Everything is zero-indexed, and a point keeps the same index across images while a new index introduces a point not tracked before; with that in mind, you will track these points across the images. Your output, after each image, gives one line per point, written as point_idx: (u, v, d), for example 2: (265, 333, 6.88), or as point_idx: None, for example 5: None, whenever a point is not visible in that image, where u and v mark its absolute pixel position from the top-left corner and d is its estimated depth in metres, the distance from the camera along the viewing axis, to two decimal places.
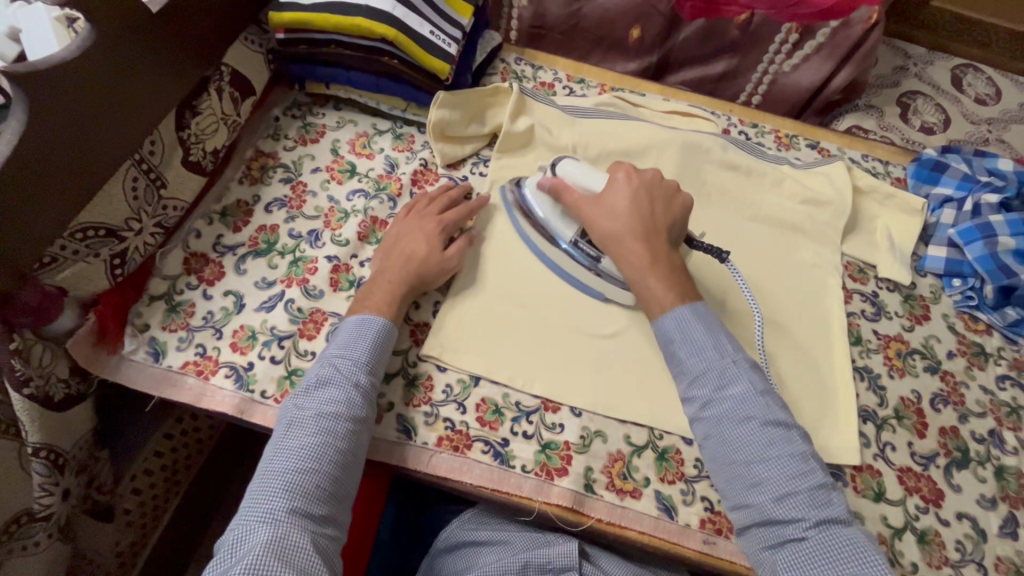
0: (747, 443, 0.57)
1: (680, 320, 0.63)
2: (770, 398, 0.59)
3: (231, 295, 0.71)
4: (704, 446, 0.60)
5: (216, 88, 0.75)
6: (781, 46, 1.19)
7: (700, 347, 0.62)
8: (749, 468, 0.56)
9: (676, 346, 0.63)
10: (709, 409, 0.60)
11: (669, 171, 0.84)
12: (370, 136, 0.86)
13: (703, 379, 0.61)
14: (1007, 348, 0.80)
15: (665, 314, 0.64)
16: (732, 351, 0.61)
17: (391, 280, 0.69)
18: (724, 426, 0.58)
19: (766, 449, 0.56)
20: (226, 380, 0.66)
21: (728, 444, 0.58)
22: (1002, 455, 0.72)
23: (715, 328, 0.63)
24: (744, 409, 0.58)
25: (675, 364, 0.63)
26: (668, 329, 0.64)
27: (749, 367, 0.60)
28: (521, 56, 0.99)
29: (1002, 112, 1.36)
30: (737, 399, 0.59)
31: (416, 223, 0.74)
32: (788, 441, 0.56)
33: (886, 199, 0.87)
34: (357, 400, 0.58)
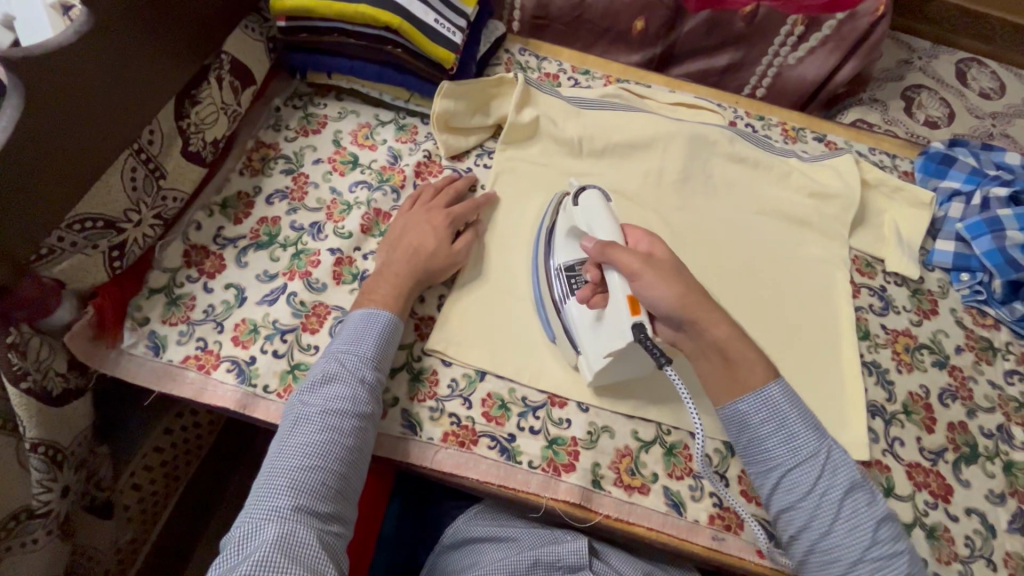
0: (852, 543, 0.55)
1: (765, 400, 0.58)
2: (868, 489, 0.57)
3: (232, 288, 0.70)
4: (795, 538, 0.57)
5: (216, 77, 0.74)
6: (787, 38, 1.18)
7: (784, 425, 0.58)
8: (851, 570, 0.54)
9: (766, 431, 0.58)
10: (805, 502, 0.56)
11: (676, 164, 0.83)
12: (373, 127, 0.85)
13: (800, 472, 0.57)
14: (1014, 343, 0.79)
15: (749, 392, 0.59)
16: (822, 437, 0.58)
17: (397, 273, 0.67)
18: (821, 519, 0.56)
19: (871, 550, 0.54)
20: (228, 375, 0.65)
21: (830, 541, 0.55)
22: (1010, 450, 0.72)
23: (800, 404, 0.58)
24: (848, 504, 0.55)
25: (768, 455, 0.58)
26: (748, 412, 0.59)
27: (842, 453, 0.58)
28: (525, 47, 0.98)
29: (1006, 106, 1.35)
30: (839, 495, 0.56)
31: (423, 215, 0.72)
32: (890, 537, 0.55)
33: (894, 193, 0.87)
34: (364, 396, 0.57)
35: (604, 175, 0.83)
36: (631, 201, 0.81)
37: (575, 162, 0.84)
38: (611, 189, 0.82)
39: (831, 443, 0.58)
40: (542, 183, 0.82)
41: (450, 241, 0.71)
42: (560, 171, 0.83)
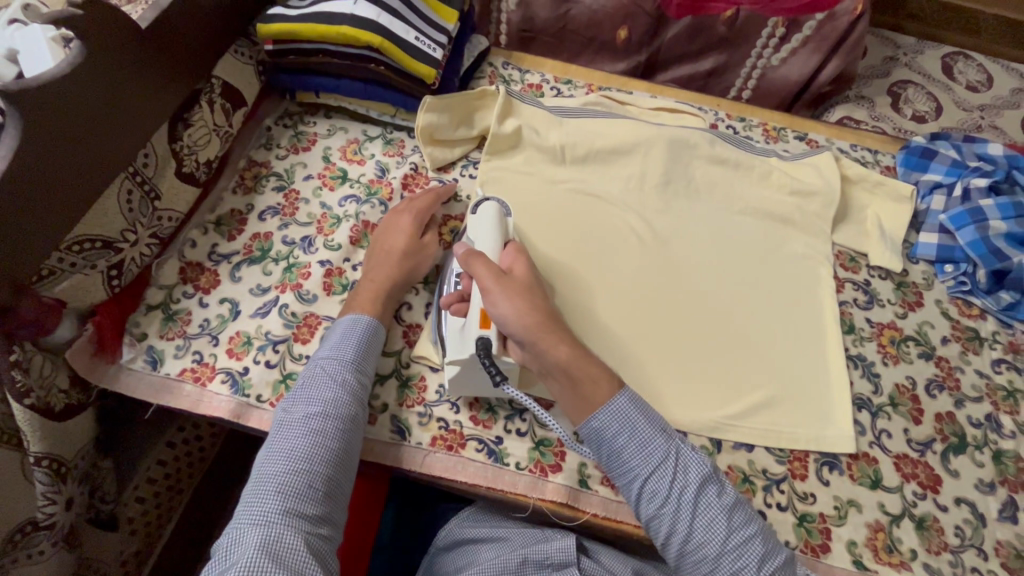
0: (709, 535, 0.55)
1: (617, 412, 0.59)
2: (720, 481, 0.58)
3: (226, 302, 0.72)
4: (664, 544, 0.57)
5: (208, 101, 0.77)
6: (769, 40, 1.20)
7: (643, 439, 0.58)
8: (716, 563, 0.55)
9: (622, 441, 0.58)
10: (663, 508, 0.56)
11: (657, 167, 0.85)
12: (361, 142, 0.87)
13: (654, 476, 0.57)
14: (1001, 332, 0.80)
15: (599, 407, 0.59)
16: (670, 437, 0.59)
17: (375, 278, 0.70)
18: (680, 524, 0.56)
19: (729, 540, 0.55)
20: (223, 386, 0.67)
21: (693, 539, 0.56)
22: (1000, 439, 0.72)
23: (649, 411, 0.60)
24: (702, 501, 0.56)
25: (627, 467, 0.58)
26: (602, 426, 0.59)
27: (692, 452, 0.58)
28: (508, 60, 1.01)
29: (994, 98, 1.36)
30: (691, 494, 0.56)
31: (393, 219, 0.75)
32: (743, 520, 0.56)
33: (876, 188, 0.87)
34: (345, 399, 0.59)
35: (586, 181, 0.85)
36: (614, 204, 0.83)
37: (558, 169, 0.86)
38: (594, 194, 0.84)
39: (680, 443, 0.59)
40: (526, 191, 0.83)
41: (415, 243, 0.73)
42: (543, 178, 0.85)
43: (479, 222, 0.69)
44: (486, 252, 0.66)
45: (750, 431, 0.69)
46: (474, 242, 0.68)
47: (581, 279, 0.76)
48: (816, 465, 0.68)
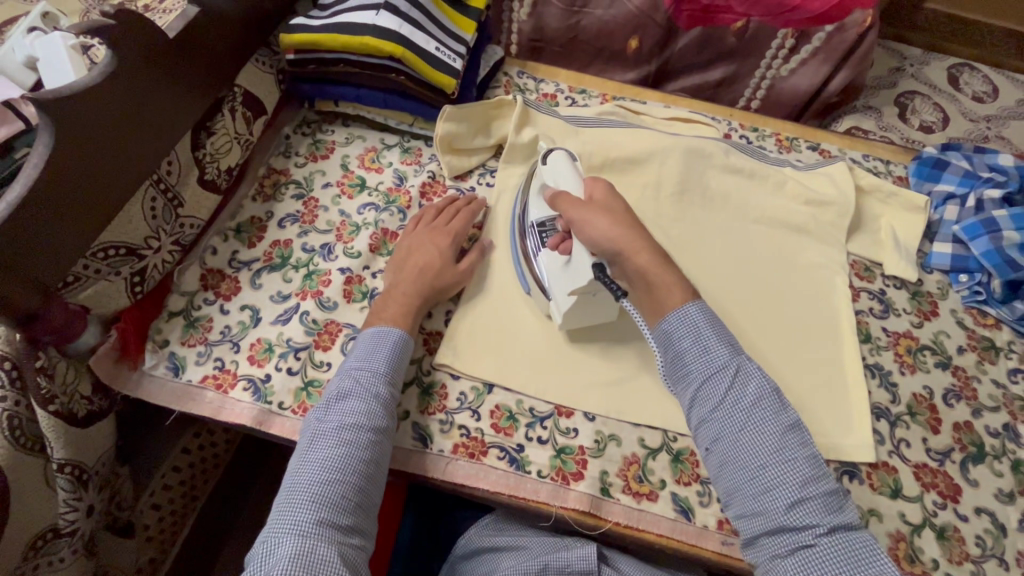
0: (756, 444, 0.55)
1: (687, 319, 0.59)
2: (783, 400, 0.57)
3: (247, 309, 0.73)
4: (709, 450, 0.58)
5: (230, 109, 0.78)
6: (778, 51, 1.22)
7: (709, 347, 0.58)
8: (759, 472, 0.54)
9: (685, 345, 0.59)
10: (715, 410, 0.57)
11: (673, 176, 0.86)
12: (379, 151, 0.88)
13: (713, 378, 0.58)
14: (1017, 342, 0.80)
15: (669, 313, 0.60)
16: (738, 348, 0.59)
17: (406, 293, 0.70)
18: (729, 428, 0.56)
19: (779, 453, 0.54)
20: (245, 393, 0.67)
21: (740, 446, 0.55)
22: (1018, 449, 0.72)
23: (719, 324, 0.60)
24: (756, 412, 0.56)
25: (687, 368, 0.59)
26: (671, 330, 0.60)
27: (758, 367, 0.58)
28: (523, 70, 1.02)
29: (999, 109, 1.37)
30: (748, 401, 0.56)
31: (428, 237, 0.75)
32: (799, 442, 0.55)
33: (890, 198, 0.88)
34: (377, 410, 0.59)
35: None
36: (630, 213, 0.84)
37: None
38: None
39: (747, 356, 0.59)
40: None
41: (448, 259, 0.73)
42: None
43: (551, 163, 0.73)
44: (571, 188, 0.69)
45: None
46: (557, 186, 0.71)
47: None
48: (836, 474, 0.68)
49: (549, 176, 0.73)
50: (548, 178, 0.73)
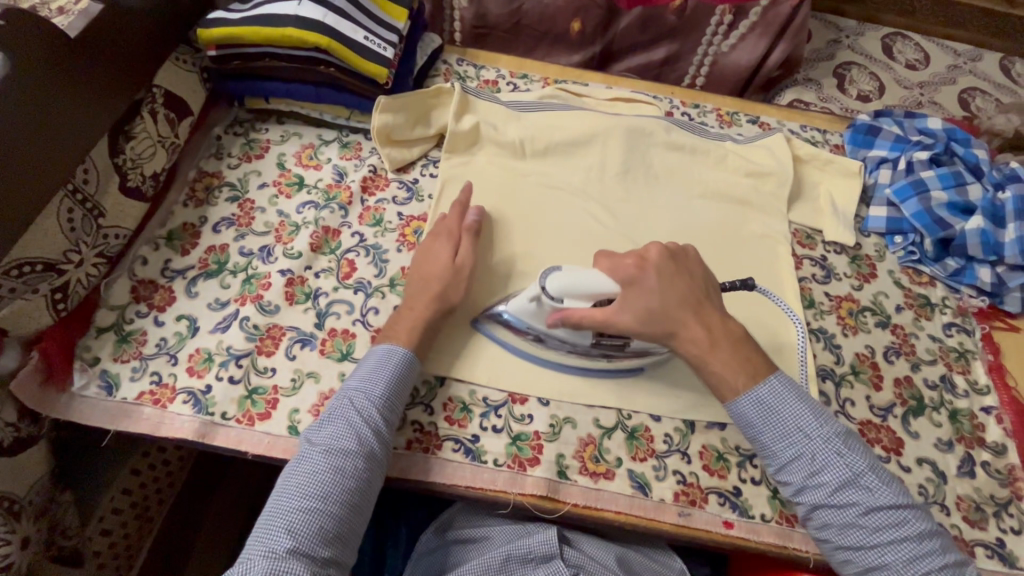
0: (853, 528, 0.57)
1: (760, 405, 0.61)
2: (868, 477, 0.58)
3: (184, 319, 0.70)
4: (808, 526, 0.61)
5: (150, 111, 0.74)
6: (718, 28, 1.23)
7: (786, 431, 0.60)
8: (859, 553, 0.57)
9: (763, 429, 0.61)
10: (805, 496, 0.59)
11: (616, 156, 0.86)
12: (316, 147, 0.85)
13: (796, 467, 0.60)
14: (950, 297, 0.83)
15: (741, 396, 0.62)
16: (820, 425, 0.60)
17: (416, 302, 0.68)
18: (825, 515, 0.58)
19: (876, 538, 0.56)
20: (185, 406, 0.64)
21: (836, 528, 0.58)
22: (954, 399, 0.75)
23: (795, 403, 0.61)
24: (846, 497, 0.57)
25: (774, 453, 0.61)
26: (747, 415, 0.62)
27: (842, 444, 0.59)
28: (462, 57, 1.00)
29: (931, 75, 1.42)
30: (834, 485, 0.58)
31: (437, 242, 0.73)
32: (895, 518, 0.56)
33: (826, 166, 0.90)
34: (367, 436, 0.59)
35: (548, 174, 0.85)
36: (575, 195, 0.84)
37: (519, 163, 0.86)
38: (557, 186, 0.84)
39: (831, 430, 0.60)
40: (488, 186, 0.83)
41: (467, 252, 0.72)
42: (505, 173, 0.85)
43: (564, 296, 0.62)
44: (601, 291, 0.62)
45: (722, 409, 0.70)
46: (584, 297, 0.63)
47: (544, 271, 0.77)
48: None
49: (579, 304, 0.62)
50: (582, 308, 0.62)
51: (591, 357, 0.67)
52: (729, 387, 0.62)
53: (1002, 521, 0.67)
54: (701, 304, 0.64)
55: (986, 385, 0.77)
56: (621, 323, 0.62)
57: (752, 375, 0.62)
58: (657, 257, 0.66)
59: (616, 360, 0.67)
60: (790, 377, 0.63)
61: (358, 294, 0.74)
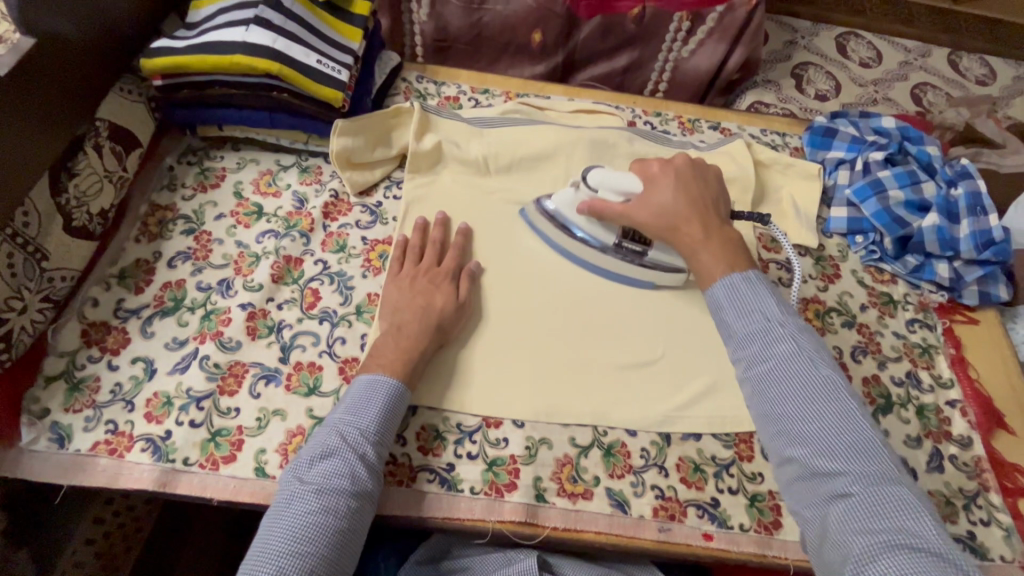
0: (792, 392, 0.57)
1: (732, 288, 0.63)
2: (820, 365, 0.57)
3: (140, 362, 0.67)
4: (744, 377, 0.60)
5: (93, 145, 0.71)
6: (677, 34, 1.25)
7: (749, 310, 0.61)
8: (796, 432, 0.55)
9: (728, 309, 0.63)
10: (754, 368, 0.59)
11: (580, 169, 0.86)
12: (274, 173, 0.83)
13: (750, 338, 0.60)
14: (912, 293, 0.85)
15: (717, 282, 0.64)
16: (783, 314, 0.60)
17: (410, 335, 0.67)
18: (784, 420, 0.56)
19: (814, 431, 0.55)
20: (144, 454, 0.62)
21: (786, 433, 0.56)
22: (921, 394, 0.76)
23: (766, 294, 0.62)
24: (790, 365, 0.58)
25: (715, 301, 0.64)
26: (719, 301, 0.63)
27: (814, 358, 0.58)
28: (422, 74, 0.99)
29: (884, 72, 1.46)
30: (785, 362, 0.58)
31: (424, 278, 0.72)
32: (838, 406, 0.55)
33: (787, 169, 0.92)
34: (362, 474, 0.57)
35: (513, 190, 0.85)
36: None
37: (484, 180, 0.85)
38: (523, 202, 0.84)
39: (797, 329, 0.60)
40: (452, 205, 0.82)
41: (469, 292, 0.73)
42: (470, 191, 0.84)
43: (600, 187, 0.73)
44: (628, 183, 0.72)
45: (696, 420, 0.70)
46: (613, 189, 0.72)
47: (514, 291, 0.76)
48: (760, 444, 0.70)
49: (610, 199, 0.72)
50: (611, 202, 0.72)
51: (614, 258, 0.76)
52: (709, 272, 0.66)
53: (972, 514, 0.69)
54: (708, 209, 0.70)
55: (949, 378, 0.78)
56: (635, 217, 0.71)
57: (730, 265, 0.65)
58: (681, 163, 0.73)
59: (635, 265, 0.76)
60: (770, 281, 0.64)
61: (323, 325, 0.72)
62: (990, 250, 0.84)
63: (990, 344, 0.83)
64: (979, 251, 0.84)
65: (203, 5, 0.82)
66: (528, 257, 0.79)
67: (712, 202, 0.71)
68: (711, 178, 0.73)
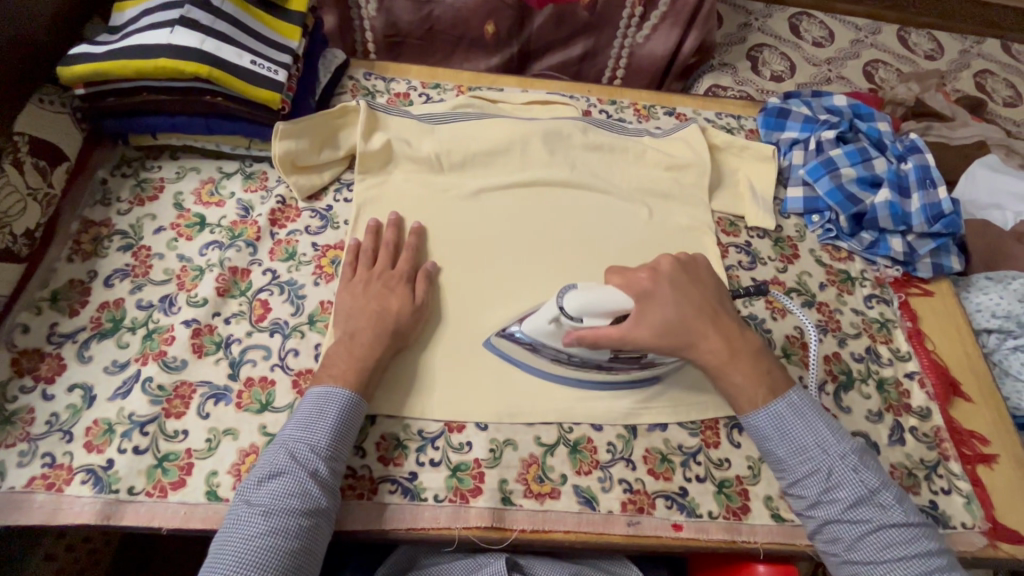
0: (861, 539, 0.58)
1: (777, 418, 0.62)
2: (879, 492, 0.59)
3: (77, 389, 0.63)
4: (806, 515, 0.62)
5: (14, 162, 0.68)
6: (630, 20, 1.24)
7: (802, 445, 0.61)
8: (868, 567, 0.58)
9: (776, 445, 0.62)
10: (818, 513, 0.60)
11: (535, 163, 0.84)
12: (217, 181, 0.80)
13: (810, 480, 0.61)
14: (868, 269, 0.86)
15: (761, 408, 0.63)
16: (836, 441, 0.61)
17: (365, 341, 0.64)
18: (836, 529, 0.59)
19: (883, 558, 0.57)
20: (84, 487, 0.58)
21: (858, 566, 0.58)
22: (880, 368, 0.77)
23: (813, 419, 0.62)
24: (857, 511, 0.58)
25: (759, 430, 0.63)
26: (766, 432, 0.63)
27: (854, 459, 0.60)
28: (370, 71, 0.95)
29: (836, 51, 1.47)
30: (846, 502, 0.59)
31: (379, 282, 0.69)
32: (906, 539, 0.57)
33: (742, 152, 0.92)
34: (314, 491, 0.55)
35: (468, 186, 0.83)
36: (497, 207, 0.81)
37: (438, 178, 0.83)
38: (478, 199, 0.82)
39: (846, 446, 0.61)
40: (406, 206, 0.80)
41: (426, 293, 0.71)
42: (424, 190, 0.81)
43: (583, 314, 0.60)
44: (613, 301, 0.60)
45: (661, 409, 0.69)
46: (592, 313, 0.60)
47: (474, 290, 0.74)
48: (726, 429, 0.70)
49: (599, 322, 0.60)
50: (601, 327, 0.61)
51: (603, 377, 0.67)
52: (748, 397, 0.63)
53: (933, 483, 0.70)
54: (710, 310, 0.65)
55: (907, 351, 0.79)
56: (637, 338, 0.61)
57: (769, 391, 0.63)
58: (670, 268, 0.66)
59: (631, 372, 0.67)
60: (806, 392, 0.65)
61: (274, 337, 0.69)
62: (940, 222, 0.85)
63: (945, 314, 0.85)
64: (931, 224, 0.85)
65: (126, 8, 0.78)
66: (492, 257, 0.77)
67: (712, 299, 0.66)
68: (698, 269, 0.69)
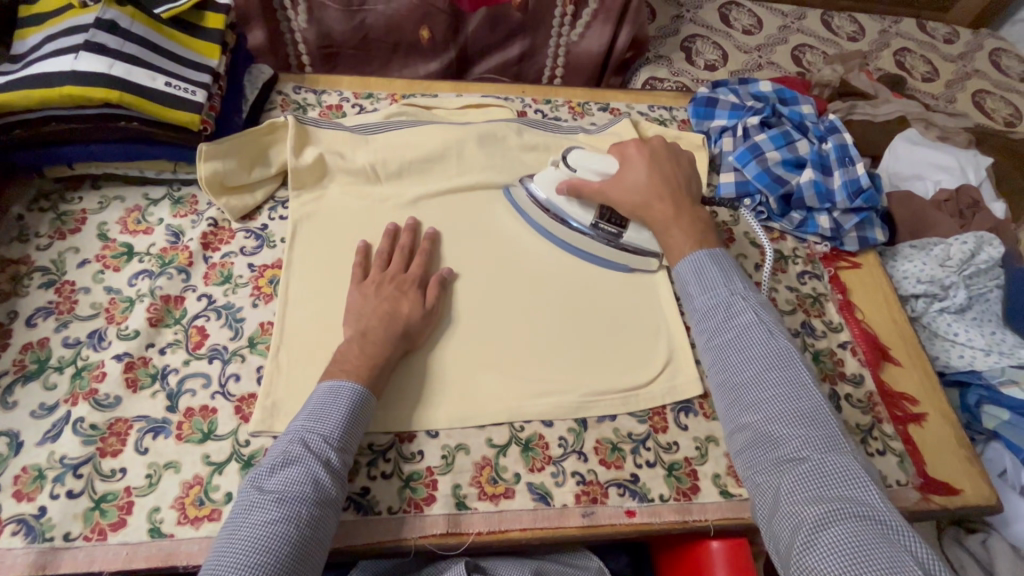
0: (744, 364, 0.61)
1: (698, 264, 0.69)
2: (775, 333, 0.63)
3: (3, 437, 0.60)
4: (705, 350, 0.66)
5: None
6: (563, 19, 1.25)
7: (712, 286, 0.67)
8: (742, 388, 0.60)
9: (691, 285, 0.69)
10: (715, 337, 0.64)
11: (472, 167, 0.85)
12: (143, 209, 0.77)
13: (713, 312, 0.66)
14: (800, 247, 0.90)
15: (684, 258, 0.71)
16: (745, 290, 0.66)
17: (376, 340, 0.65)
18: (726, 353, 0.63)
19: (759, 372, 0.60)
20: (15, 538, 0.56)
21: (738, 392, 0.61)
22: (815, 341, 0.81)
23: (730, 272, 0.68)
24: (747, 340, 0.62)
25: (682, 276, 0.70)
26: (685, 272, 0.70)
27: (759, 304, 0.65)
28: (299, 84, 0.94)
29: (765, 38, 1.53)
30: (740, 328, 0.63)
31: (392, 290, 0.70)
32: (787, 372, 0.60)
33: (675, 142, 0.94)
34: (326, 480, 0.55)
35: (408, 194, 0.82)
36: (438, 212, 0.81)
37: (376, 188, 0.82)
38: (418, 206, 0.81)
39: (755, 297, 0.66)
40: (345, 219, 0.79)
41: (437, 298, 0.72)
42: (362, 201, 0.81)
43: (577, 168, 0.78)
44: (604, 163, 0.78)
45: (609, 402, 0.71)
46: (586, 170, 0.78)
47: (478, 291, 0.76)
48: (673, 414, 0.72)
49: (589, 177, 0.78)
50: (590, 181, 0.77)
51: (592, 240, 0.80)
52: (679, 249, 0.72)
53: (870, 446, 0.74)
54: (681, 191, 0.76)
55: (839, 322, 0.83)
56: (610, 194, 0.76)
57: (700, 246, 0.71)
58: (656, 144, 0.80)
59: (613, 247, 0.79)
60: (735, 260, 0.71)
61: (214, 363, 0.67)
62: (861, 198, 0.89)
63: (873, 285, 0.89)
64: (852, 200, 0.89)
65: (28, 34, 0.75)
66: (494, 250, 0.80)
67: (684, 183, 0.77)
68: (685, 155, 0.81)
